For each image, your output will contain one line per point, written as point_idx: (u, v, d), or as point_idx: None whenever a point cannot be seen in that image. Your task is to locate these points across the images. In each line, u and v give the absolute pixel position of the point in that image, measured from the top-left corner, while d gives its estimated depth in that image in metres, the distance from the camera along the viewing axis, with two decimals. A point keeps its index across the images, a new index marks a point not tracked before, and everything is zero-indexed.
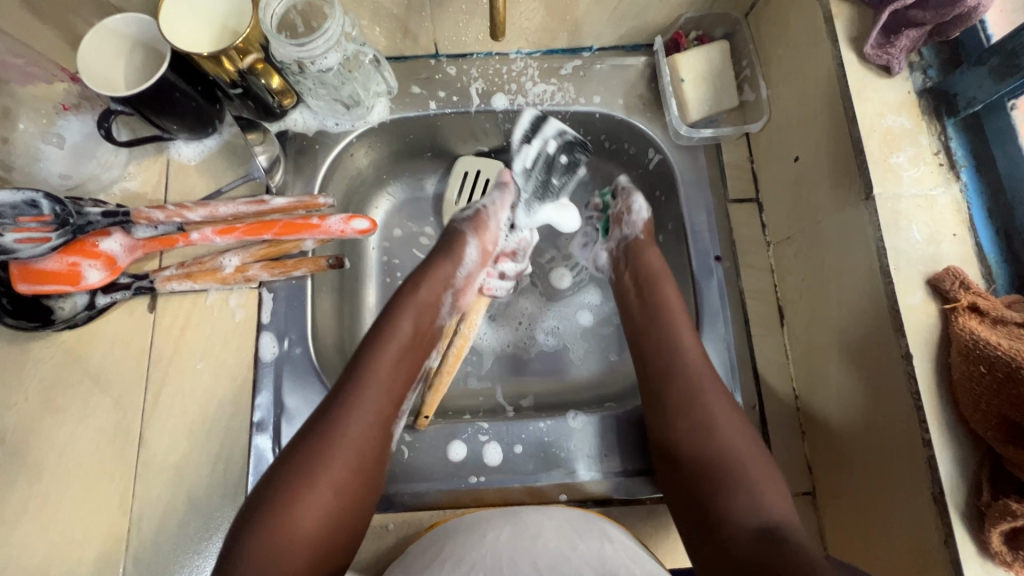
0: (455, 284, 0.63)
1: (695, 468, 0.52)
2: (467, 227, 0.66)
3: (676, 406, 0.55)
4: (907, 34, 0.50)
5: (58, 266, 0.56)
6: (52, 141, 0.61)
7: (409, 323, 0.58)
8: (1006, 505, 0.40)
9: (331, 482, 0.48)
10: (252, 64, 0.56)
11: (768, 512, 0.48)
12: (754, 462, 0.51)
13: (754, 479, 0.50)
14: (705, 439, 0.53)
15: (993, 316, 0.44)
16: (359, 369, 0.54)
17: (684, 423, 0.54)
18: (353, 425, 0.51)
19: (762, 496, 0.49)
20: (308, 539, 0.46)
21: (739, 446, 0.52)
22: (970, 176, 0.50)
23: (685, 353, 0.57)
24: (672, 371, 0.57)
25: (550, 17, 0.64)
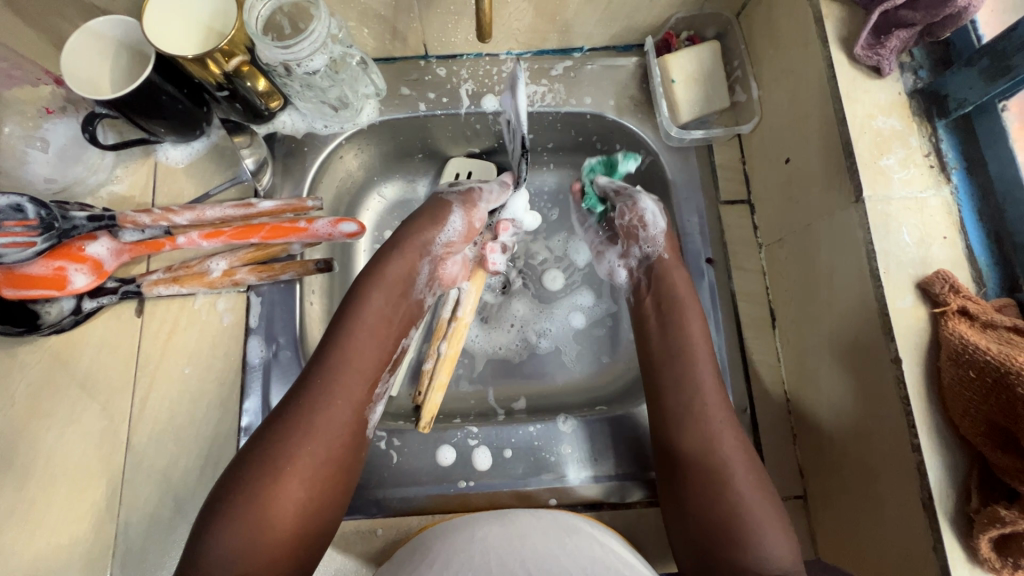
0: (433, 251, 0.63)
1: (700, 509, 0.50)
2: (453, 200, 0.65)
3: (686, 441, 0.53)
4: (896, 34, 0.50)
5: (44, 270, 0.55)
6: (36, 145, 0.61)
7: (379, 299, 0.58)
8: (995, 511, 0.40)
9: (304, 467, 0.48)
10: (238, 66, 0.55)
11: (771, 562, 0.46)
12: (763, 510, 0.49)
13: (760, 527, 0.48)
14: (714, 479, 0.51)
15: (983, 320, 0.44)
16: (329, 350, 0.54)
17: (695, 460, 0.52)
18: (325, 407, 0.51)
19: (766, 543, 0.47)
20: (282, 526, 0.46)
21: (750, 491, 0.50)
22: (961, 178, 0.49)
23: (701, 388, 0.55)
24: (685, 406, 0.54)
25: (540, 18, 0.64)
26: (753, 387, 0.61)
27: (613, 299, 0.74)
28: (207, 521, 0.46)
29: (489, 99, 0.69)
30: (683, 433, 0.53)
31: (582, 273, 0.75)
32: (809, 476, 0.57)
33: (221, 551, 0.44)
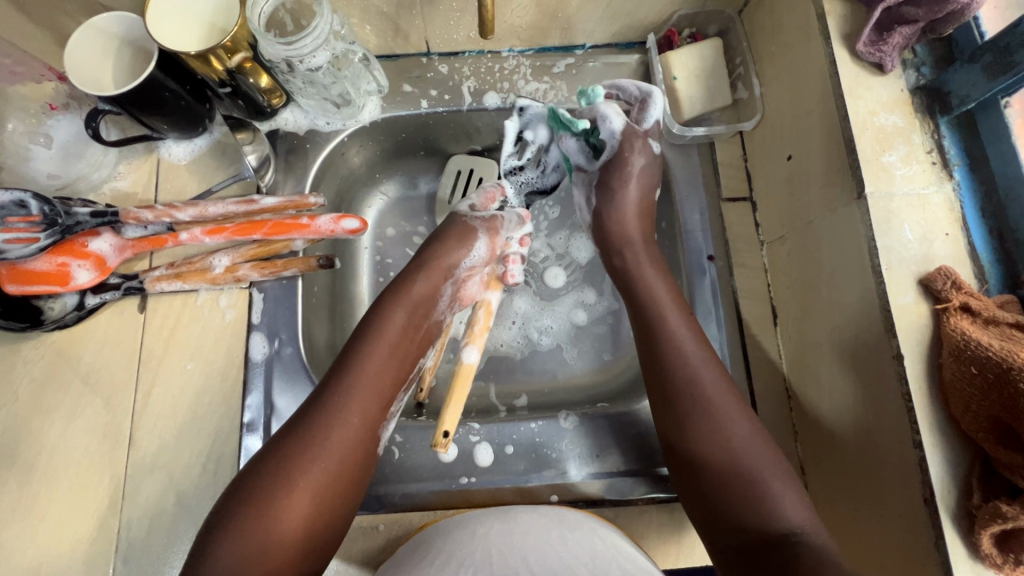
0: (456, 275, 0.63)
1: (711, 480, 0.50)
2: (479, 225, 0.65)
3: (688, 412, 0.52)
4: (900, 31, 0.50)
5: (48, 266, 0.56)
6: (40, 141, 0.61)
7: (399, 317, 0.58)
8: (996, 507, 0.40)
9: (313, 480, 0.48)
10: (240, 62, 0.55)
11: (788, 522, 0.47)
12: (773, 471, 0.49)
13: (774, 489, 0.48)
14: (721, 449, 0.51)
15: (984, 316, 0.44)
16: (346, 365, 0.54)
17: (699, 431, 0.52)
18: (337, 422, 0.50)
19: (782, 505, 0.48)
20: (287, 535, 0.46)
21: (758, 453, 0.50)
22: (963, 175, 0.49)
23: (694, 357, 0.54)
24: (682, 380, 0.53)
25: (542, 15, 0.64)
26: (754, 383, 0.61)
27: (615, 296, 0.74)
28: (213, 527, 0.45)
29: (491, 97, 0.69)
30: (684, 406, 0.53)
31: (583, 271, 0.75)
32: (810, 472, 0.57)
33: (226, 557, 0.44)
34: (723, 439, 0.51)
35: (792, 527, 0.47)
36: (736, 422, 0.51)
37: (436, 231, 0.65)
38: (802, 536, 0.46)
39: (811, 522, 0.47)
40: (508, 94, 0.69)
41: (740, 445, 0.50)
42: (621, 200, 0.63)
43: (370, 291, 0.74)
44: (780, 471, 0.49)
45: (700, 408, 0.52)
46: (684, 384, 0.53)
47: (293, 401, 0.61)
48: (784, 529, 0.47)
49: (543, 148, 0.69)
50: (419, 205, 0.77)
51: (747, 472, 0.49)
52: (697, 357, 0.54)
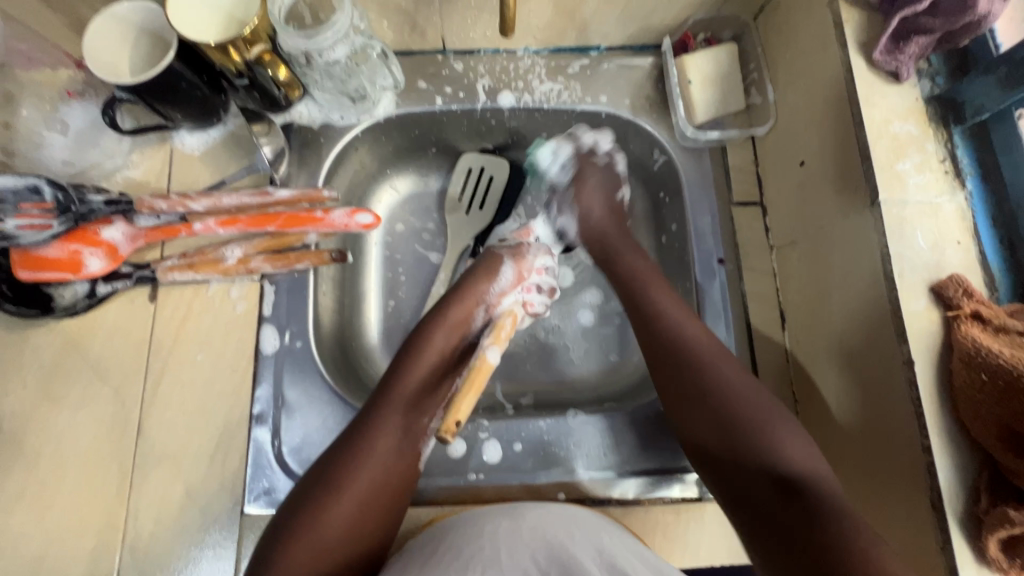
0: (487, 301, 0.63)
1: (717, 438, 0.52)
2: (505, 252, 0.65)
3: (689, 376, 0.54)
4: (916, 41, 0.51)
5: (60, 253, 0.56)
6: (55, 127, 0.61)
7: (441, 337, 0.59)
8: (1005, 512, 0.40)
9: (360, 489, 0.49)
10: (259, 55, 0.55)
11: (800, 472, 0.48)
12: (782, 427, 0.50)
13: (778, 435, 0.50)
14: (723, 409, 0.52)
15: (995, 324, 0.44)
16: (391, 382, 0.55)
17: (701, 394, 0.53)
18: (384, 433, 0.52)
19: (786, 449, 0.49)
20: (337, 540, 0.48)
21: (755, 402, 0.52)
22: (976, 184, 0.50)
23: (678, 325, 0.57)
24: (674, 346, 0.56)
25: (559, 15, 0.64)
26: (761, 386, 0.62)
27: None
28: (271, 542, 0.47)
29: (505, 96, 0.69)
30: (683, 371, 0.54)
31: (591, 271, 0.75)
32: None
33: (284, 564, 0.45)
34: (727, 398, 0.52)
35: (805, 478, 0.48)
36: (734, 379, 0.53)
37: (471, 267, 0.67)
38: (810, 480, 0.47)
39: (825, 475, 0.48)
40: (522, 93, 0.70)
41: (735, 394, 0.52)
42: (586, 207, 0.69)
43: (378, 286, 0.73)
44: (787, 426, 0.51)
45: (699, 373, 0.54)
46: (684, 351, 0.55)
47: (303, 394, 0.61)
48: (799, 479, 0.48)
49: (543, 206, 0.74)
50: (430, 202, 0.77)
51: (753, 429, 0.50)
52: (689, 324, 0.57)
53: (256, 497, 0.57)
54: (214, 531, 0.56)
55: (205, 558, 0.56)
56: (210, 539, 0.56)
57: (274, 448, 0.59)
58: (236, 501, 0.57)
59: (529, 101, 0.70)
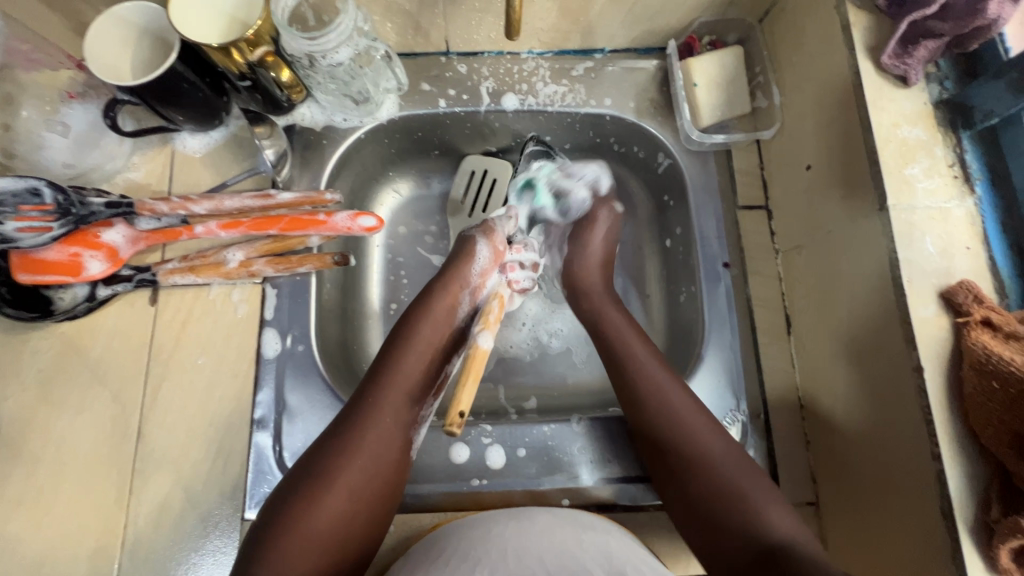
0: (470, 284, 0.62)
1: (697, 493, 0.50)
2: (474, 232, 0.66)
3: (668, 439, 0.53)
4: (925, 44, 0.50)
5: (60, 256, 0.55)
6: (55, 129, 0.60)
7: (427, 331, 0.58)
8: (1016, 521, 0.40)
9: (347, 484, 0.48)
10: (262, 56, 0.54)
11: (776, 535, 0.46)
12: (758, 484, 0.49)
13: (761, 503, 0.47)
14: (713, 487, 0.49)
15: (1006, 331, 0.44)
16: (380, 371, 0.54)
17: (675, 452, 0.52)
18: (369, 428, 0.51)
19: (770, 518, 0.47)
20: (325, 537, 0.46)
21: (735, 470, 0.50)
22: (985, 189, 0.49)
23: (661, 383, 0.55)
24: (654, 405, 0.54)
25: (564, 18, 0.64)
26: (767, 392, 0.61)
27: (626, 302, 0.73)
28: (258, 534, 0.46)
29: (509, 98, 0.69)
30: (660, 426, 0.54)
31: None
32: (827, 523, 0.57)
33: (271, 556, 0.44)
34: (700, 456, 0.51)
35: (782, 540, 0.45)
36: (709, 436, 0.52)
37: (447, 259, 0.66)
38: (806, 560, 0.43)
39: (801, 533, 0.46)
40: (526, 96, 0.69)
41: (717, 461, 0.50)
42: (590, 249, 0.68)
43: (382, 289, 0.73)
44: (761, 482, 0.49)
45: (671, 427, 0.53)
46: (658, 407, 0.54)
47: (304, 399, 0.61)
48: (774, 541, 0.45)
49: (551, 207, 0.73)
50: (433, 205, 0.77)
51: (731, 486, 0.49)
52: (673, 386, 0.55)
53: (256, 503, 0.57)
54: (214, 537, 0.56)
55: (204, 564, 0.55)
56: (209, 545, 0.56)
57: (275, 453, 0.59)
58: (236, 507, 0.57)
59: (534, 103, 0.69)
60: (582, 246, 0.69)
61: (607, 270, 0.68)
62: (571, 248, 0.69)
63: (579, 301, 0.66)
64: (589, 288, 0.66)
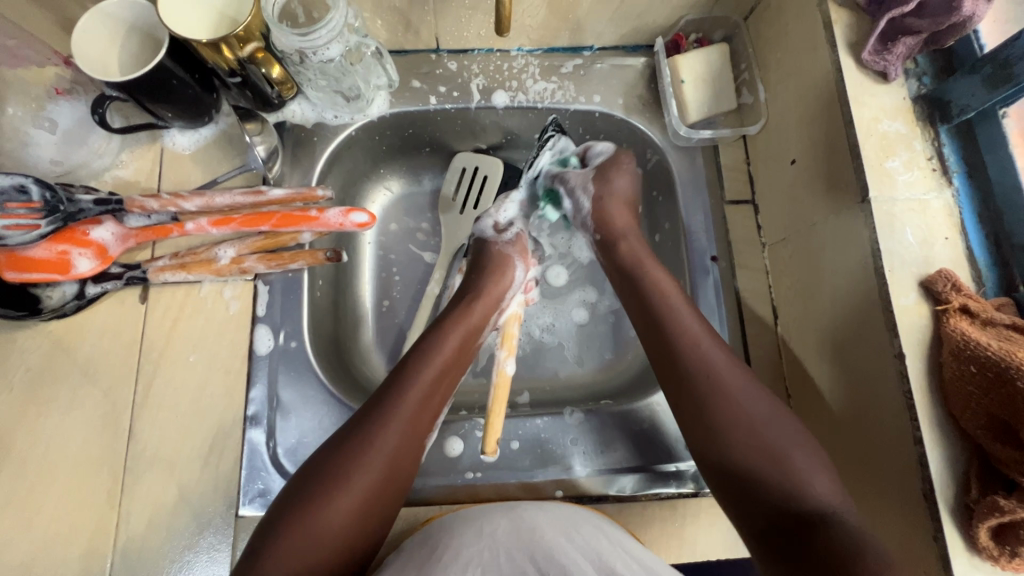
0: (503, 305, 0.64)
1: (738, 457, 0.49)
2: (512, 250, 0.66)
3: (708, 392, 0.52)
4: (904, 41, 0.52)
5: (47, 254, 0.55)
6: (43, 126, 0.60)
7: (455, 339, 0.58)
8: (994, 500, 0.41)
9: (364, 485, 0.48)
10: (252, 53, 0.55)
11: (820, 500, 0.46)
12: (797, 445, 0.49)
13: (803, 465, 0.48)
14: (760, 446, 0.49)
15: (982, 318, 0.46)
16: (400, 376, 0.54)
17: (717, 408, 0.51)
18: (390, 428, 0.50)
19: (811, 479, 0.47)
20: (335, 535, 0.46)
21: (775, 432, 0.49)
22: (962, 181, 0.51)
23: (700, 337, 0.54)
24: (693, 361, 0.53)
25: (553, 15, 0.64)
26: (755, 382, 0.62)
27: (615, 296, 0.74)
28: (264, 535, 0.45)
29: (500, 95, 0.70)
30: (699, 382, 0.52)
31: (585, 270, 0.75)
32: None
33: (279, 559, 0.44)
34: (740, 414, 0.50)
35: (825, 504, 0.45)
36: (755, 404, 0.51)
37: (472, 263, 0.66)
38: (844, 522, 0.44)
39: (840, 497, 0.46)
40: (516, 93, 0.70)
41: (758, 419, 0.50)
42: (616, 186, 0.65)
43: (373, 286, 0.74)
44: (803, 444, 0.49)
45: (712, 384, 0.52)
46: (701, 370, 0.53)
47: (298, 395, 0.61)
48: (818, 507, 0.45)
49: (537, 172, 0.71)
50: (423, 201, 0.77)
51: (774, 453, 0.49)
52: (709, 340, 0.54)
53: (250, 499, 0.57)
54: (208, 535, 0.56)
55: (199, 562, 0.55)
56: (203, 542, 0.56)
57: (268, 450, 0.59)
58: (230, 504, 0.56)
59: (523, 100, 0.70)
60: (607, 183, 0.65)
61: (633, 212, 0.65)
62: (595, 185, 0.65)
63: (614, 248, 0.63)
64: (621, 231, 0.63)
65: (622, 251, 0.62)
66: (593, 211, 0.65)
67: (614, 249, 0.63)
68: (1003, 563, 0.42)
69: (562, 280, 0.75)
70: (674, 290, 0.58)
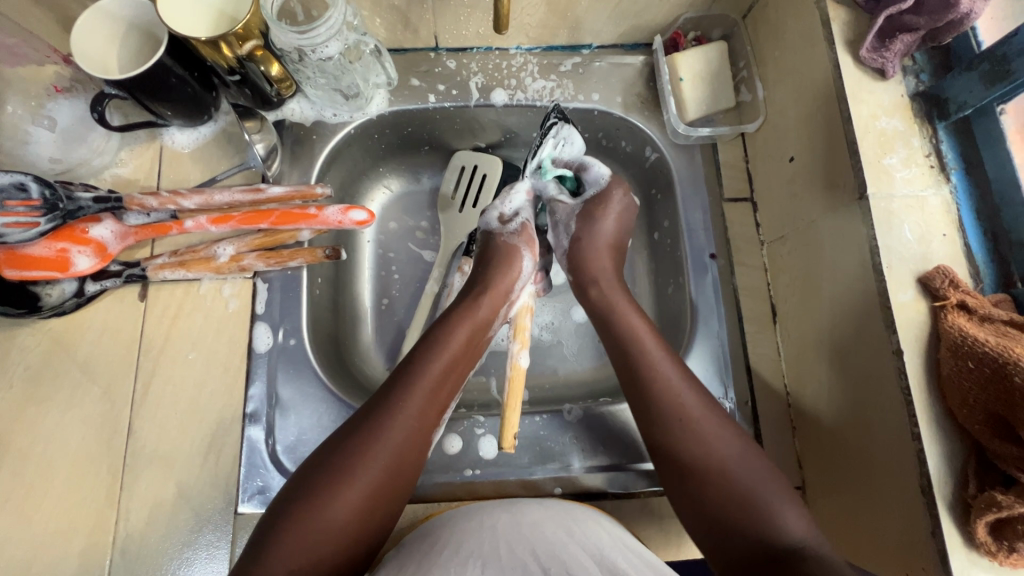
0: (512, 297, 0.63)
1: (710, 498, 0.49)
2: (518, 241, 0.65)
3: (678, 431, 0.52)
4: (902, 38, 0.52)
5: (47, 251, 0.55)
6: (43, 123, 0.60)
7: (461, 334, 0.58)
8: (992, 496, 0.41)
9: (369, 479, 0.48)
10: (251, 50, 0.55)
11: (792, 535, 0.46)
12: (769, 483, 0.49)
13: (774, 503, 0.47)
14: (732, 486, 0.49)
15: (980, 314, 0.45)
16: (408, 372, 0.54)
17: (687, 447, 0.51)
18: (397, 422, 0.50)
19: (782, 516, 0.47)
20: (340, 529, 0.46)
21: (746, 471, 0.49)
22: (960, 178, 0.51)
23: (668, 376, 0.54)
24: (662, 400, 0.53)
25: (552, 13, 0.64)
26: (754, 379, 0.63)
27: None
28: (268, 527, 0.46)
29: (498, 94, 0.70)
30: (669, 422, 0.52)
31: None
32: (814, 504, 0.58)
33: (283, 550, 0.44)
34: (711, 454, 0.50)
35: (798, 539, 0.45)
36: (727, 446, 0.50)
37: (479, 258, 0.65)
38: (818, 555, 0.44)
39: (813, 532, 0.46)
40: (515, 91, 0.70)
41: (728, 459, 0.50)
42: (598, 227, 0.65)
43: (373, 284, 0.74)
44: (775, 482, 0.49)
45: (683, 424, 0.52)
46: (673, 415, 0.52)
47: (297, 392, 0.61)
48: (791, 542, 0.45)
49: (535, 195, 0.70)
50: (423, 200, 0.77)
51: (745, 492, 0.48)
52: (678, 380, 0.54)
53: (250, 496, 0.57)
54: (207, 532, 0.56)
55: (198, 559, 0.55)
56: (202, 539, 0.56)
57: (267, 447, 0.59)
58: (230, 501, 0.57)
59: (523, 98, 0.70)
60: (590, 224, 0.65)
61: (615, 254, 0.65)
62: (578, 225, 0.65)
63: (586, 293, 0.63)
64: (596, 274, 0.63)
65: (595, 294, 0.62)
66: (572, 251, 0.65)
67: (586, 296, 0.63)
68: (1001, 558, 0.42)
69: (561, 278, 0.75)
70: (648, 330, 0.58)
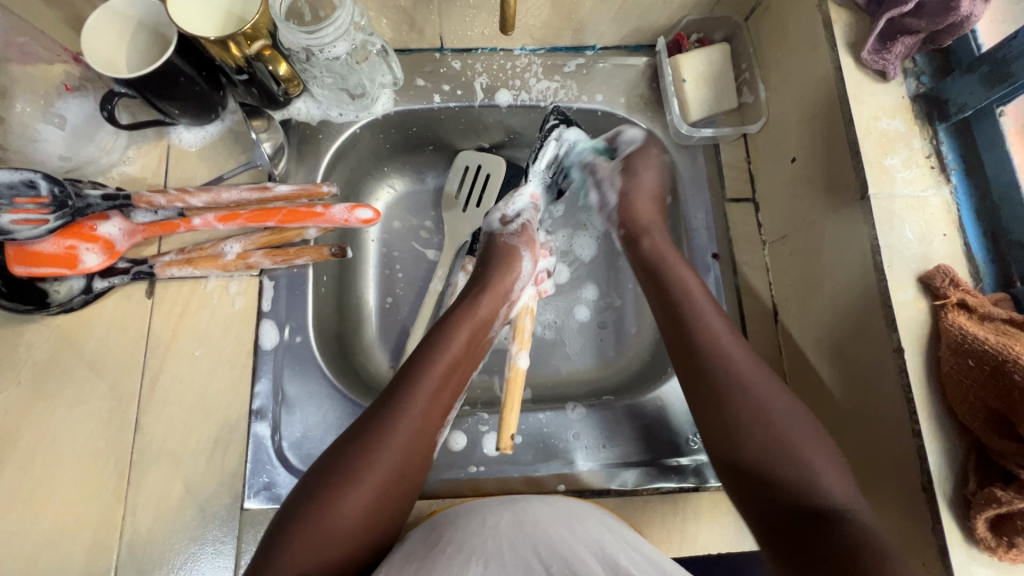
0: (512, 296, 0.63)
1: (749, 450, 0.50)
2: (519, 242, 0.66)
3: (728, 386, 0.52)
4: (902, 41, 0.52)
5: (55, 248, 0.55)
6: (52, 121, 0.60)
7: (463, 336, 0.58)
8: (991, 492, 0.42)
9: (378, 478, 0.48)
10: (259, 50, 0.55)
11: (830, 496, 0.46)
12: (813, 444, 0.49)
13: (818, 464, 0.48)
14: (777, 443, 0.49)
15: (980, 312, 0.46)
16: (413, 374, 0.54)
17: (736, 403, 0.51)
18: (402, 423, 0.51)
19: (823, 477, 0.47)
20: (348, 530, 0.46)
21: (790, 430, 0.49)
22: (959, 179, 0.52)
23: (719, 331, 0.55)
24: (716, 358, 0.53)
25: (556, 15, 0.65)
26: None
27: (618, 293, 0.75)
28: (279, 527, 0.46)
29: (503, 94, 0.71)
30: (720, 378, 0.52)
31: (587, 268, 0.76)
32: None
33: (294, 550, 0.44)
34: (761, 410, 0.50)
35: (836, 501, 0.46)
36: (770, 402, 0.51)
37: (481, 257, 0.66)
38: (852, 518, 0.45)
39: (852, 494, 0.47)
40: (519, 91, 0.71)
41: (778, 417, 0.50)
42: (643, 181, 0.66)
43: (377, 283, 0.74)
44: (819, 443, 0.49)
45: (735, 381, 0.52)
46: (726, 370, 0.52)
47: (302, 389, 0.62)
48: (827, 504, 0.46)
49: (557, 158, 0.70)
50: (426, 199, 0.78)
51: (793, 449, 0.48)
52: (733, 340, 0.54)
53: (256, 492, 0.57)
54: (213, 527, 0.56)
55: (203, 554, 0.55)
56: (208, 535, 0.56)
57: (274, 444, 0.59)
58: (236, 497, 0.57)
59: (527, 99, 0.71)
60: (634, 176, 0.66)
61: (659, 206, 0.66)
62: (623, 180, 0.67)
63: (637, 245, 0.63)
64: (640, 231, 0.64)
65: (648, 245, 0.62)
66: (619, 206, 0.66)
67: (637, 246, 0.63)
68: (1000, 553, 0.43)
69: (565, 278, 0.75)
70: (697, 282, 0.58)
